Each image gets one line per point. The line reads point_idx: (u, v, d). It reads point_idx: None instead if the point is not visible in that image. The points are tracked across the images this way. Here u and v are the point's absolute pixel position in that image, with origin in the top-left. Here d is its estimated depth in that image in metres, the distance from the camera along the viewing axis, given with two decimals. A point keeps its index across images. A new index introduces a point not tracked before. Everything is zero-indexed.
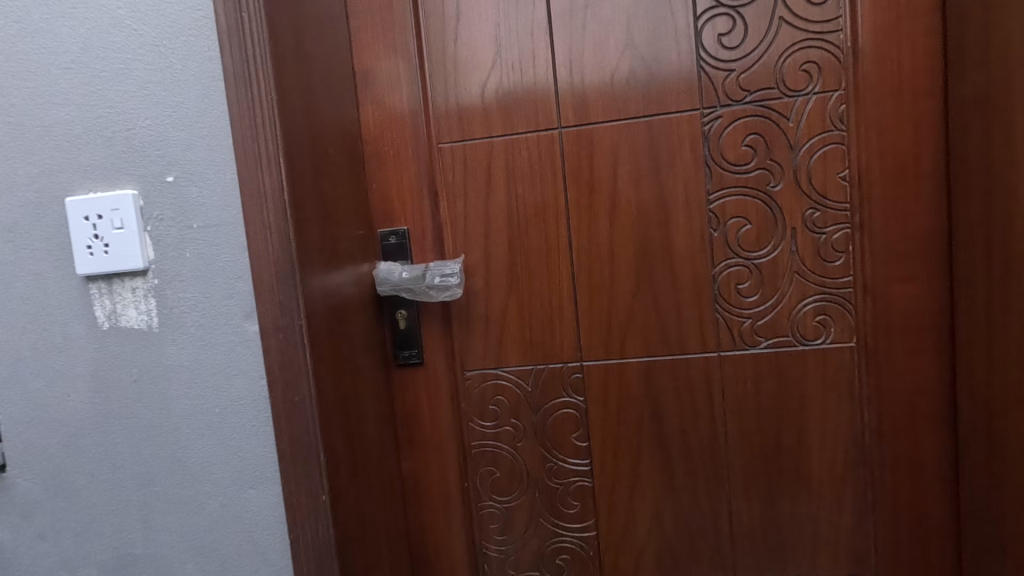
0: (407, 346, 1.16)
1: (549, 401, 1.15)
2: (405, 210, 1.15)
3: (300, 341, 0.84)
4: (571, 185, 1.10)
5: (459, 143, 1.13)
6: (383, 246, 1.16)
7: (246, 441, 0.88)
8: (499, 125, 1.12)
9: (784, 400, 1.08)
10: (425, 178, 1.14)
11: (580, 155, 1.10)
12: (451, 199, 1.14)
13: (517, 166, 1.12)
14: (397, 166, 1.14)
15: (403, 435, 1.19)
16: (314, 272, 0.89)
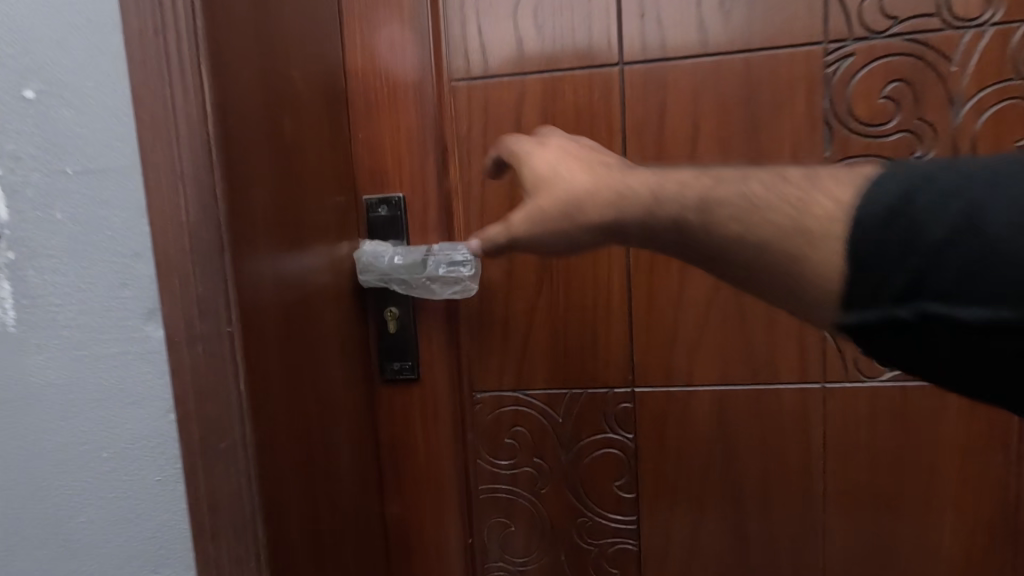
0: (399, 355, 0.86)
1: (586, 438, 0.86)
2: (402, 170, 0.84)
3: (233, 357, 0.54)
4: (632, 143, 0.80)
5: (479, 79, 0.82)
6: (370, 219, 0.85)
7: (147, 505, 0.58)
8: (536, 56, 0.81)
9: (906, 448, 0.80)
10: (431, 126, 0.83)
11: (647, 101, 0.79)
12: (465, 157, 0.84)
13: (559, 114, 0.81)
14: (392, 107, 0.83)
15: (388, 472, 0.90)
16: (264, 253, 0.59)
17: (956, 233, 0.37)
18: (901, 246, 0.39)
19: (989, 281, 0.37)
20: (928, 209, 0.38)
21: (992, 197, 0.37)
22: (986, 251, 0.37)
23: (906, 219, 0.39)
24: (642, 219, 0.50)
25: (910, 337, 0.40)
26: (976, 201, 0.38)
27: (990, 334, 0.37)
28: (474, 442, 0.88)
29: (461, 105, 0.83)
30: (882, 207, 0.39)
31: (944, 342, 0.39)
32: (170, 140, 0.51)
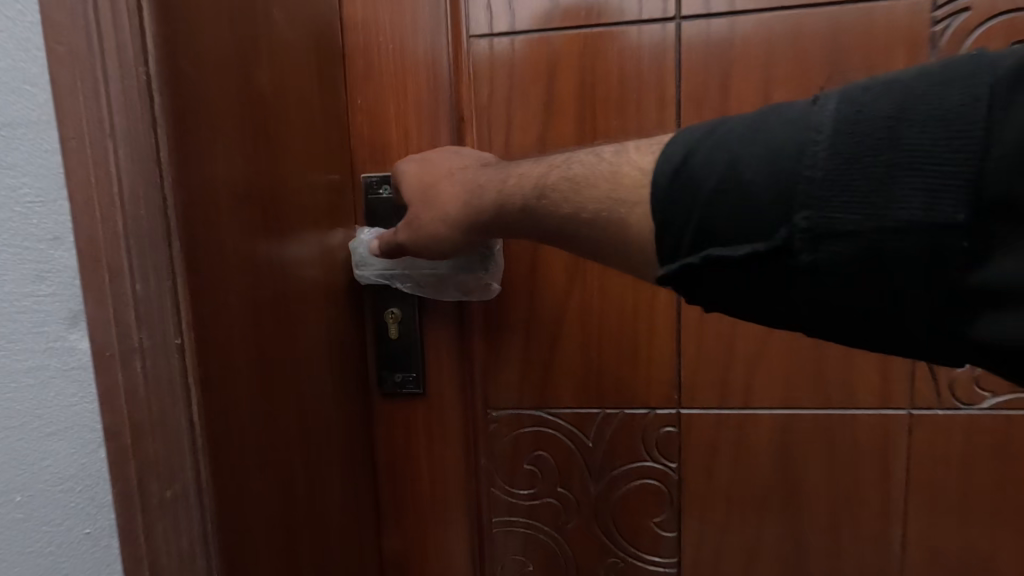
0: (401, 364, 0.73)
1: (620, 466, 0.73)
2: (409, 144, 0.70)
3: (183, 377, 0.41)
4: (690, 116, 0.66)
5: (505, 34, 0.68)
6: (369, 200, 0.70)
7: (72, 565, 0.44)
8: (575, 8, 0.67)
9: (1005, 489, 0.67)
10: (444, 91, 0.69)
11: (709, 65, 0.65)
12: (485, 130, 0.70)
13: (600, 80, 0.67)
14: (399, 67, 0.69)
15: (386, 500, 0.77)
16: (229, 242, 0.46)
17: (725, 177, 0.40)
18: (686, 197, 0.41)
19: (761, 218, 0.39)
20: (698, 160, 0.41)
21: (753, 141, 0.40)
22: (748, 192, 0.39)
23: (688, 173, 0.41)
24: (488, 210, 0.54)
25: (716, 282, 0.42)
26: (743, 146, 0.40)
27: (778, 266, 0.39)
28: (486, 468, 0.75)
29: (482, 66, 0.69)
30: (664, 169, 0.42)
31: (740, 281, 0.41)
32: (97, 82, 0.37)
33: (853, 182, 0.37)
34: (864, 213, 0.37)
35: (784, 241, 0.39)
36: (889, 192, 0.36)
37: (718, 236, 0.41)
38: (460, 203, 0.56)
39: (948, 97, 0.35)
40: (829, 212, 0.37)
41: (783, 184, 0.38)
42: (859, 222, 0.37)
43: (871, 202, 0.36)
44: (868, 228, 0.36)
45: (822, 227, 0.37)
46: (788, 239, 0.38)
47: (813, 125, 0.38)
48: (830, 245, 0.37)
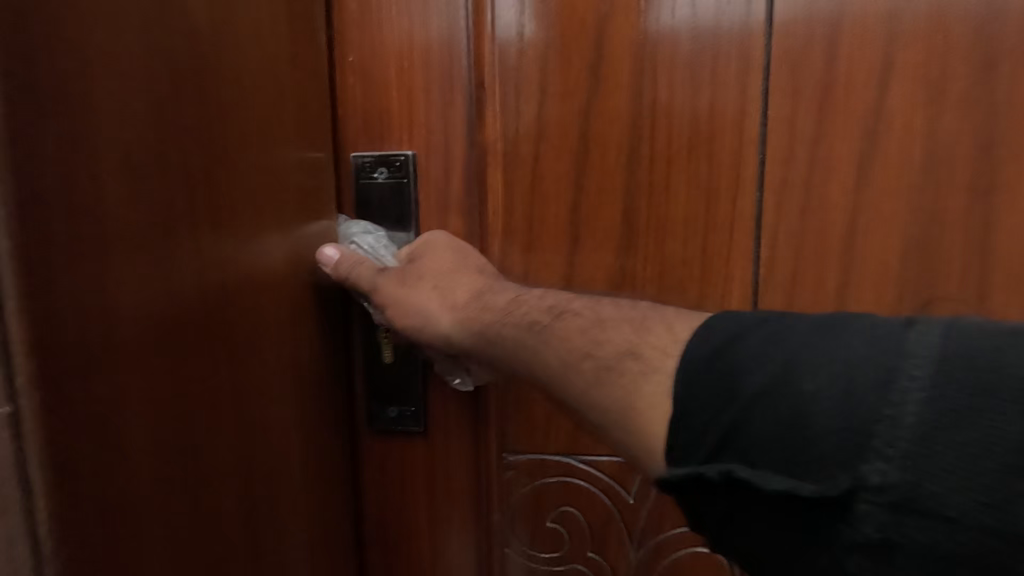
0: (395, 397, 0.58)
1: (668, 530, 0.59)
2: (414, 115, 0.54)
3: (25, 464, 0.27)
4: (781, 85, 0.51)
5: None
6: (361, 186, 0.55)
7: None
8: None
9: None
10: (463, 47, 0.53)
11: (812, 18, 0.50)
12: (512, 101, 0.54)
13: (664, 37, 0.52)
14: (405, 15, 0.53)
15: (373, 564, 0.61)
16: (121, 298, 0.31)
17: (774, 386, 0.28)
18: (718, 394, 0.29)
19: (814, 465, 0.27)
20: (748, 362, 0.29)
21: (823, 349, 0.28)
22: (805, 424, 0.27)
23: (727, 365, 0.30)
24: (464, 346, 0.46)
25: (729, 518, 0.29)
26: (806, 356, 0.28)
27: (821, 536, 0.27)
28: (500, 527, 0.60)
29: (512, 18, 0.53)
30: (704, 355, 0.30)
31: (761, 530, 0.29)
32: None
33: (952, 462, 0.25)
34: (962, 510, 0.24)
35: (834, 493, 0.26)
36: (1009, 492, 0.24)
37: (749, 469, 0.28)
38: (441, 330, 0.47)
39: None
40: (910, 473, 0.25)
41: (849, 418, 0.26)
42: (951, 513, 0.24)
43: (981, 496, 0.24)
44: (963, 531, 0.24)
45: (894, 497, 0.25)
46: (843, 495, 0.26)
47: (909, 355, 0.27)
48: (905, 535, 0.25)
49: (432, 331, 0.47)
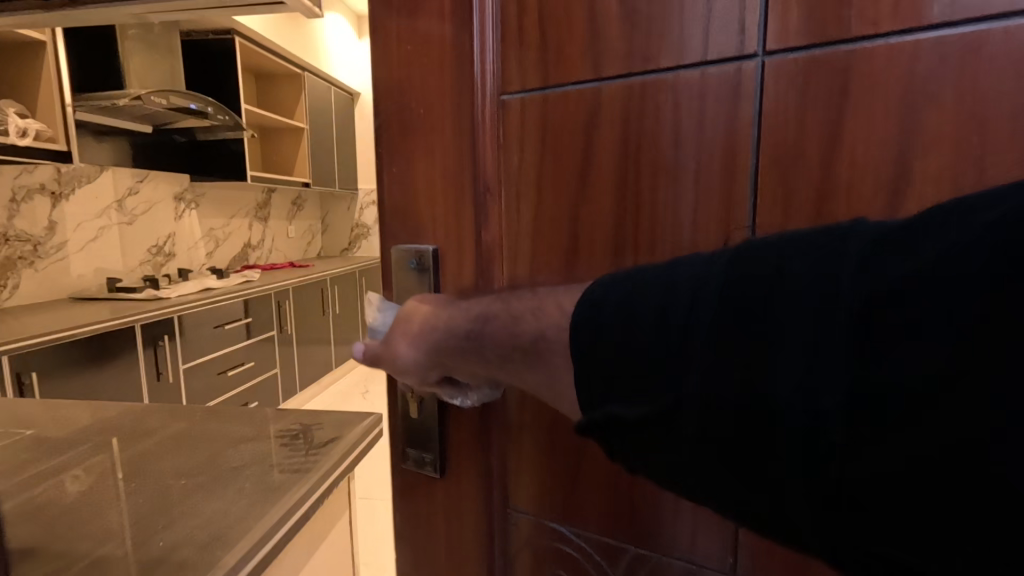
0: (421, 437, 0.67)
1: None
2: (437, 219, 0.61)
3: None
4: (773, 198, 0.44)
5: (535, 92, 0.54)
6: (401, 276, 0.63)
7: None
8: (620, 50, 0.48)
9: None
10: (473, 162, 0.57)
11: (813, 133, 0.42)
12: (512, 208, 0.57)
13: (648, 147, 0.48)
14: (420, 134, 0.59)
15: None
16: None
17: (621, 321, 0.35)
18: (594, 340, 0.36)
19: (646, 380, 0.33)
20: (599, 314, 0.36)
21: (658, 285, 0.34)
22: (633, 349, 0.34)
23: (597, 317, 0.36)
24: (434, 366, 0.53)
25: (615, 435, 0.36)
26: (633, 293, 0.35)
27: (664, 426, 0.33)
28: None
29: (502, 140, 0.56)
30: (576, 321, 0.38)
31: (635, 438, 0.35)
32: None
33: (732, 344, 0.30)
34: (735, 387, 0.29)
35: (666, 393, 0.32)
36: (771, 357, 0.29)
37: (613, 395, 0.35)
38: (415, 367, 0.54)
39: (840, 248, 0.29)
40: (711, 369, 0.30)
41: (669, 334, 0.32)
42: (740, 395, 0.29)
43: (744, 372, 0.29)
44: (743, 395, 0.29)
45: (703, 391, 0.30)
46: (672, 394, 0.32)
47: (694, 279, 0.33)
48: (709, 415, 0.30)
49: (411, 369, 0.55)
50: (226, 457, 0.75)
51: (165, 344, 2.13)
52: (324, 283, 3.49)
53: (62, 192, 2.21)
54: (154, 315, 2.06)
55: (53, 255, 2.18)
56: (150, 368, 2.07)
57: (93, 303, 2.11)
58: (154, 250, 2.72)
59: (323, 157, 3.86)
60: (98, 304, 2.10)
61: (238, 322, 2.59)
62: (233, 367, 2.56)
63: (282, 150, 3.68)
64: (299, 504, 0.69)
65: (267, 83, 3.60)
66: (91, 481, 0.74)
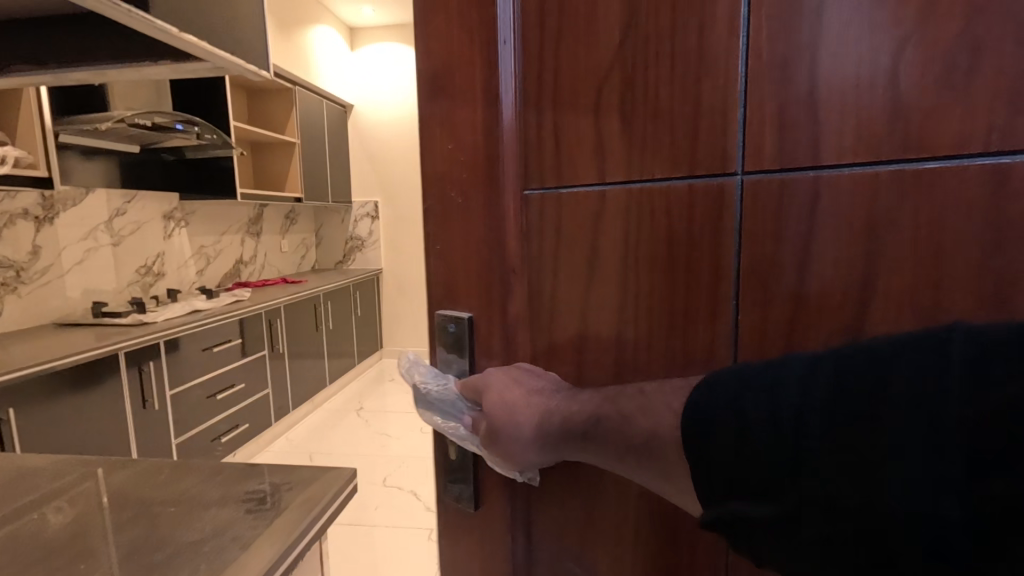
0: (454, 478, 0.63)
1: None
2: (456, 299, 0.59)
3: None
4: (753, 303, 0.45)
5: (553, 189, 0.53)
6: (441, 339, 0.60)
7: None
8: (621, 158, 0.49)
9: None
10: (499, 256, 0.55)
11: (787, 248, 0.43)
12: (537, 298, 0.56)
13: (644, 251, 0.49)
14: (432, 216, 0.58)
15: None
16: None
17: (729, 420, 0.35)
18: (705, 440, 0.36)
19: (763, 479, 0.33)
20: (704, 409, 0.37)
21: (765, 386, 0.35)
22: (744, 448, 0.34)
23: (706, 416, 0.37)
24: (547, 456, 0.53)
25: (739, 535, 0.35)
26: (739, 392, 0.36)
27: (789, 529, 0.32)
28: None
29: (515, 233, 0.55)
30: (682, 414, 0.39)
31: (761, 540, 0.34)
32: None
33: (855, 450, 0.30)
34: (857, 495, 0.30)
35: (789, 495, 0.32)
36: (898, 468, 0.29)
37: (729, 495, 0.35)
38: (530, 455, 0.53)
39: (947, 355, 0.29)
40: (839, 475, 0.31)
41: (785, 438, 0.33)
42: (873, 505, 0.29)
43: (862, 480, 0.30)
44: (874, 505, 0.29)
45: (831, 496, 0.31)
46: (797, 498, 0.32)
47: (805, 377, 0.33)
48: (843, 522, 0.30)
49: (526, 456, 0.54)
50: (198, 513, 0.72)
51: (150, 369, 2.08)
52: (317, 300, 3.45)
53: (47, 216, 2.19)
54: (139, 339, 2.02)
55: (38, 280, 2.15)
56: (135, 396, 2.03)
57: (79, 329, 2.09)
58: (143, 271, 2.69)
59: (316, 171, 3.83)
60: (82, 330, 2.07)
61: (228, 343, 2.55)
62: (223, 391, 2.52)
63: (275, 165, 3.65)
64: (285, 554, 0.65)
65: (260, 99, 3.58)
66: (77, 511, 0.73)
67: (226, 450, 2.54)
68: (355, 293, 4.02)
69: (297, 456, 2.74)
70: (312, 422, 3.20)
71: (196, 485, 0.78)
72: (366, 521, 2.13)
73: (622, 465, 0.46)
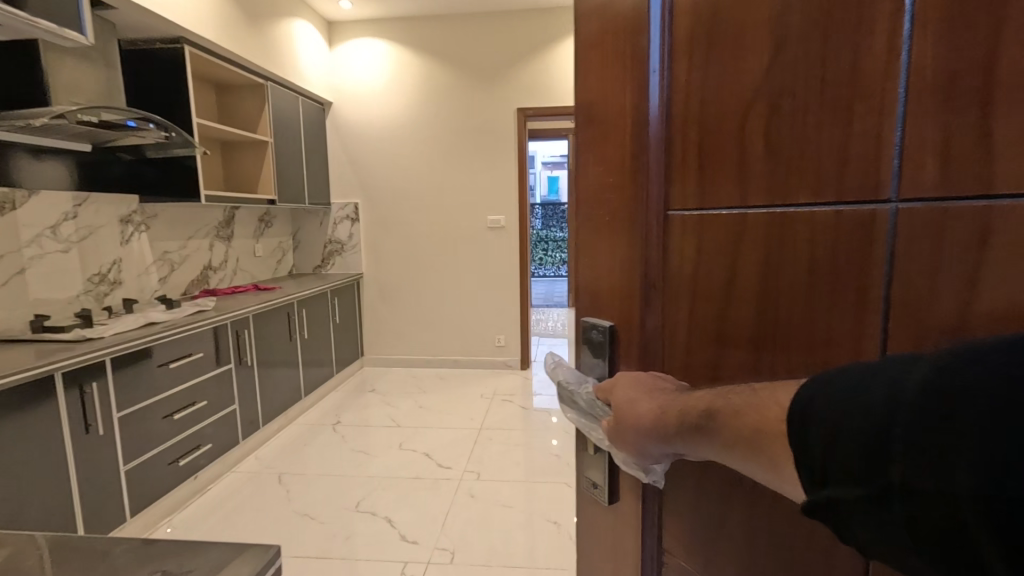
0: (591, 467, 0.67)
1: None
2: (597, 307, 0.64)
3: None
4: (905, 350, 0.40)
5: (695, 211, 0.53)
6: (587, 344, 0.66)
7: None
8: (761, 183, 0.48)
9: None
10: (644, 265, 0.58)
11: (944, 285, 0.37)
12: (674, 310, 0.56)
13: (785, 278, 0.47)
14: (586, 230, 0.65)
15: None
16: None
17: (826, 416, 0.34)
18: (806, 432, 0.35)
19: (855, 460, 0.33)
20: (808, 403, 0.36)
21: (864, 388, 0.33)
22: (839, 438, 0.33)
23: (807, 414, 0.36)
24: (654, 454, 0.51)
25: (836, 521, 0.34)
26: (839, 394, 0.34)
27: (879, 514, 0.32)
28: None
29: (653, 242, 0.57)
30: (788, 409, 0.37)
31: (855, 524, 0.33)
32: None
33: (940, 447, 0.29)
34: (932, 482, 0.29)
35: (878, 484, 0.31)
36: (978, 464, 0.27)
37: (825, 479, 0.34)
38: (644, 458, 0.52)
39: None
40: (923, 467, 0.29)
41: (877, 432, 0.32)
42: (953, 497, 0.28)
43: (945, 472, 0.28)
44: (953, 495, 0.28)
45: (916, 486, 0.29)
46: (885, 485, 0.31)
47: (900, 377, 0.32)
48: (929, 509, 0.29)
49: (643, 454, 0.52)
50: None
51: (94, 390, 1.88)
52: (291, 308, 3.26)
53: None
54: (79, 359, 1.82)
55: None
56: (75, 421, 1.82)
57: (15, 347, 1.89)
58: (96, 279, 2.49)
59: (292, 173, 3.65)
60: (22, 346, 1.88)
61: (188, 358, 2.36)
62: (182, 410, 2.32)
63: (245, 168, 3.46)
64: None
65: (230, 96, 3.40)
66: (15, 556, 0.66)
67: (186, 473, 2.33)
68: (333, 300, 3.84)
69: (266, 478, 2.55)
70: (283, 440, 3.01)
71: (134, 550, 0.67)
72: (337, 553, 1.95)
73: (729, 458, 0.42)
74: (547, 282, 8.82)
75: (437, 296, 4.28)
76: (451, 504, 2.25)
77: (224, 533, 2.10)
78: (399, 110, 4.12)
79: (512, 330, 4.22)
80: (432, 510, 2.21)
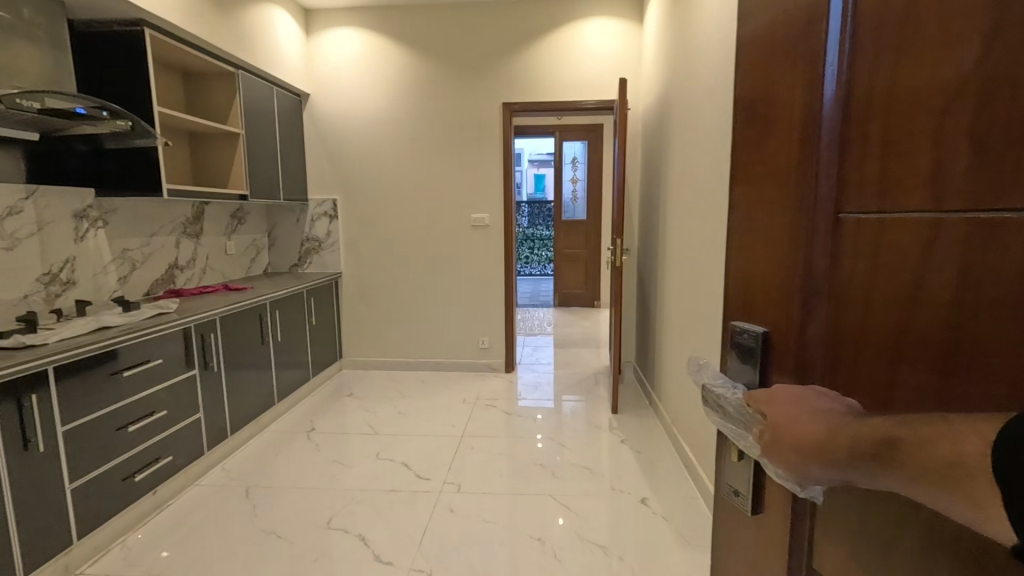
0: (733, 479, 0.57)
1: None
2: (750, 308, 0.53)
3: None
4: None
5: (872, 216, 0.40)
6: (736, 347, 0.55)
7: None
8: (963, 177, 0.35)
9: None
10: (805, 277, 0.46)
11: None
12: (835, 340, 0.43)
13: (991, 309, 0.33)
14: (739, 235, 0.54)
15: None
16: None
17: None
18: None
19: None
20: None
21: None
22: None
23: None
24: (824, 482, 0.41)
25: None
26: None
27: None
28: None
29: (819, 252, 0.44)
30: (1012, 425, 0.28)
31: None
32: None
33: None
34: None
35: None
36: None
37: None
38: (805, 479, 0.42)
39: None
40: None
41: None
42: None
43: None
44: None
45: None
46: None
47: None
48: None
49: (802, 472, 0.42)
50: None
51: (34, 404, 1.72)
52: (263, 309, 3.09)
53: None
54: (13, 367, 1.64)
55: None
56: (11, 439, 1.65)
57: None
58: (46, 279, 2.32)
59: (264, 166, 3.46)
60: None
61: (146, 365, 2.18)
62: (139, 420, 2.15)
63: (215, 159, 3.28)
64: None
65: (201, 86, 3.22)
66: None
67: (144, 487, 2.17)
68: (310, 300, 3.66)
69: (233, 493, 2.40)
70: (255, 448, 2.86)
71: None
72: None
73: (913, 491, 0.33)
74: (531, 282, 8.71)
75: (421, 297, 4.14)
76: (428, 521, 2.12)
77: (184, 555, 1.95)
78: (382, 104, 3.95)
79: (497, 332, 4.10)
80: (408, 527, 2.08)
